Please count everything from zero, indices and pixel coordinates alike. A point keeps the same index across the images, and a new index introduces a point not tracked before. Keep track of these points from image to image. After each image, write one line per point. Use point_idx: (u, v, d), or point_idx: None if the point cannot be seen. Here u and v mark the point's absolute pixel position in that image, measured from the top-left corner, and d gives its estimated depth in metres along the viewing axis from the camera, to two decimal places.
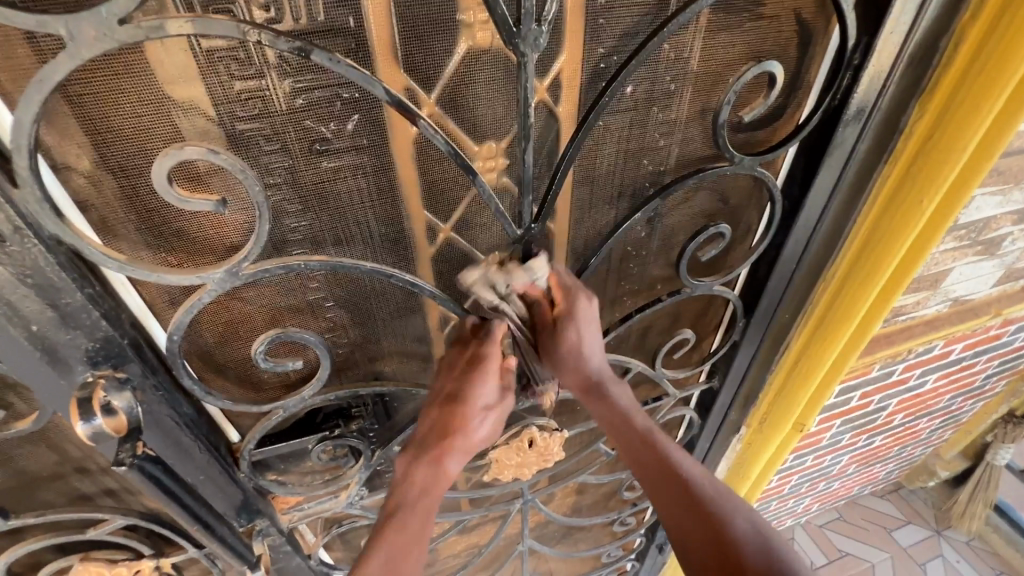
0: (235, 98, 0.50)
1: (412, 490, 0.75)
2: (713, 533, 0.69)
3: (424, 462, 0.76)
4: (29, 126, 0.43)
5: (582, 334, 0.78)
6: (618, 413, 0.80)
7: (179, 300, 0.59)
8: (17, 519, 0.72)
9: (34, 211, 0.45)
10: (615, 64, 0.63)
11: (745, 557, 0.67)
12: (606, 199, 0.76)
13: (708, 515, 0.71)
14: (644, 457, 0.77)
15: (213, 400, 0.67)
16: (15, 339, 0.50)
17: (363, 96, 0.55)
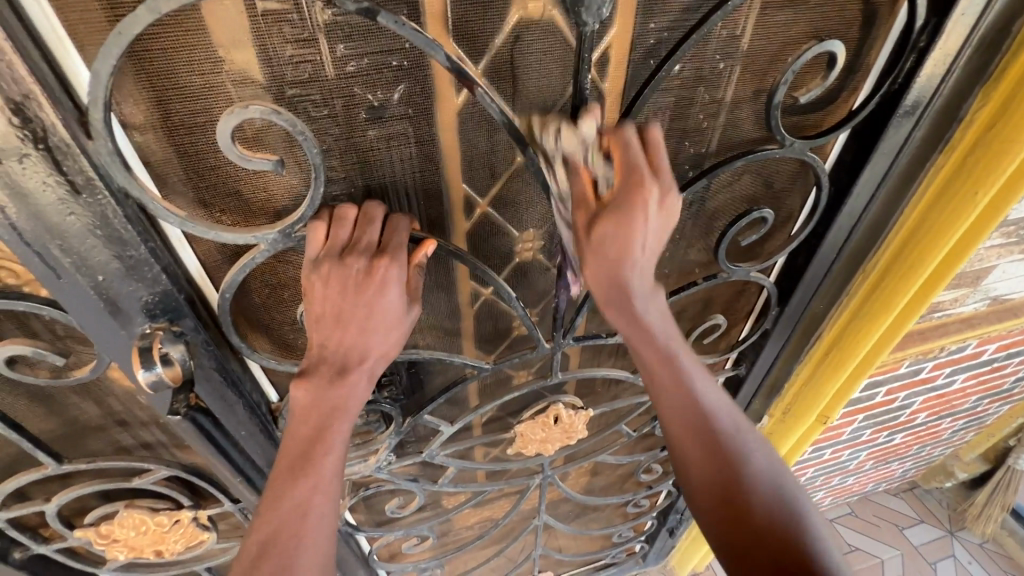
0: (288, 61, 0.51)
1: (308, 422, 0.56)
2: (732, 489, 0.61)
3: (316, 387, 0.57)
4: (106, 79, 0.43)
5: (634, 235, 0.59)
6: (659, 347, 0.64)
7: (234, 257, 0.60)
8: (71, 463, 0.76)
9: (106, 163, 0.46)
10: (666, 40, 0.61)
11: (758, 513, 0.60)
12: None
13: (728, 466, 0.62)
14: (675, 399, 0.64)
15: (258, 359, 0.69)
16: (81, 287, 0.52)
17: (416, 52, 0.54)
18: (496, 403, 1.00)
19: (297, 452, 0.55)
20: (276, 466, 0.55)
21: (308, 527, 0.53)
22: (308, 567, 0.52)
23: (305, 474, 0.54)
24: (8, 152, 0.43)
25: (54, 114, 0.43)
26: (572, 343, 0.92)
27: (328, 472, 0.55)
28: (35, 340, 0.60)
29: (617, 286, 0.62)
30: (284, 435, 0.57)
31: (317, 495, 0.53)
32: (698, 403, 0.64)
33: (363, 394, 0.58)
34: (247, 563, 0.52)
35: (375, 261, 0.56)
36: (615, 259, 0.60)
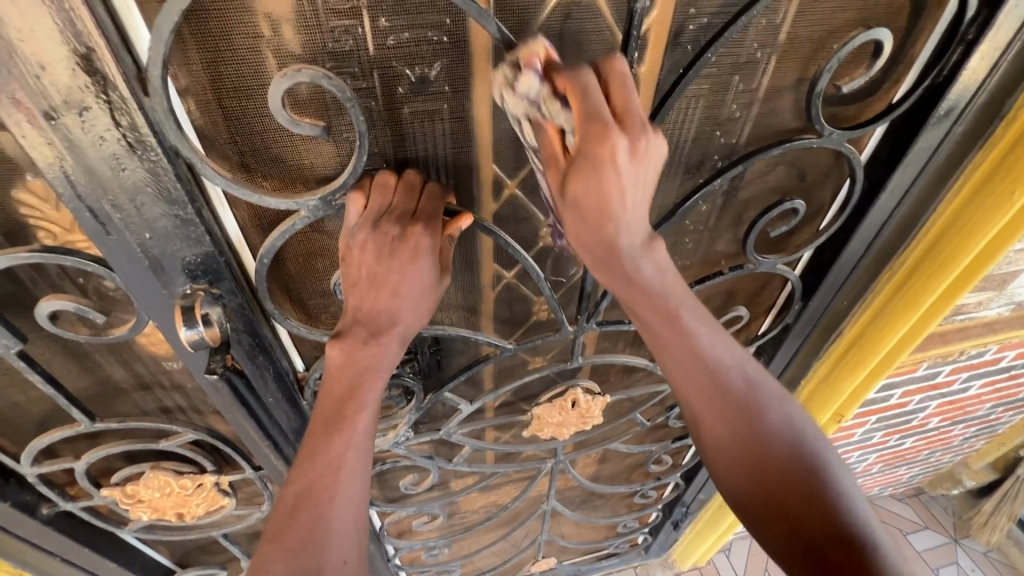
0: (333, 32, 0.51)
1: (342, 380, 0.59)
2: (749, 454, 0.57)
3: (351, 346, 0.59)
4: (168, 36, 0.43)
5: (609, 188, 0.51)
6: (661, 305, 0.58)
7: (274, 223, 0.61)
8: (102, 422, 0.78)
9: (161, 121, 0.46)
10: (705, 26, 0.61)
11: (773, 464, 0.56)
12: (675, 170, 0.75)
13: (743, 419, 0.58)
14: (682, 361, 0.59)
15: (289, 327, 0.71)
16: (129, 245, 0.53)
17: (455, 22, 0.53)
18: (514, 385, 1.01)
19: (332, 411, 0.58)
20: (312, 422, 0.58)
21: (342, 480, 0.54)
22: (341, 518, 0.54)
23: (340, 430, 0.56)
24: (68, 106, 0.43)
25: (115, 70, 0.43)
26: (595, 327, 0.92)
27: (362, 429, 0.57)
28: (79, 297, 0.62)
29: (604, 245, 0.55)
30: (319, 393, 0.60)
31: (351, 452, 0.56)
32: (704, 362, 0.58)
33: (396, 354, 0.60)
34: (284, 512, 0.54)
35: (410, 227, 0.57)
36: (596, 215, 0.53)
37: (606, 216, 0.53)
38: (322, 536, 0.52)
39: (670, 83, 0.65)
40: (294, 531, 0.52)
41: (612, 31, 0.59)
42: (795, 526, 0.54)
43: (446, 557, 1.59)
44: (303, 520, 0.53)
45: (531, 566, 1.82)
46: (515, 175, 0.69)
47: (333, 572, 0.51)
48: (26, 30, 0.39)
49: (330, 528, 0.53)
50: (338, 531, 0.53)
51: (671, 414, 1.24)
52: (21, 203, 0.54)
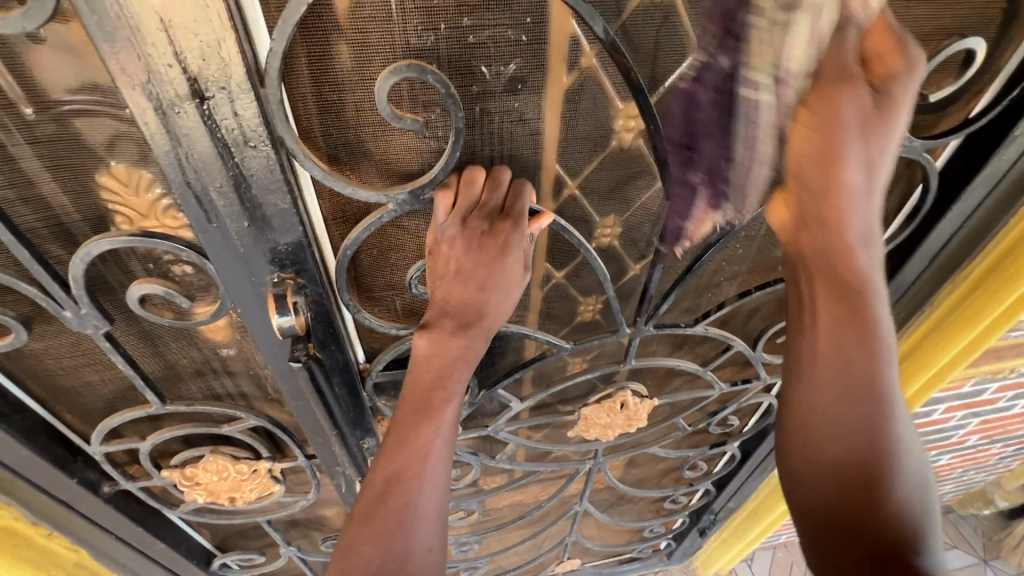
0: (418, 29, 0.51)
1: (429, 370, 0.60)
2: (850, 458, 0.52)
3: (438, 337, 0.61)
4: (291, 27, 0.44)
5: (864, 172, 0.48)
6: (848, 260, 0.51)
7: (357, 218, 0.62)
8: (172, 405, 0.80)
9: (274, 111, 0.48)
10: None
11: (879, 473, 0.51)
12: None
13: (872, 410, 0.52)
14: (839, 325, 0.52)
15: (359, 317, 0.72)
16: (229, 233, 0.54)
17: (537, 21, 0.54)
18: (562, 385, 1.01)
19: (419, 399, 0.59)
20: (400, 410, 0.59)
21: (429, 468, 0.55)
22: (428, 504, 0.54)
23: (428, 419, 0.57)
24: (189, 97, 0.45)
25: (238, 61, 0.44)
26: (652, 330, 0.93)
27: (449, 419, 0.58)
28: (168, 282, 0.63)
29: (818, 153, 0.47)
30: (405, 382, 0.61)
31: (438, 440, 0.57)
32: (870, 339, 0.52)
33: (479, 348, 0.62)
34: (372, 496, 0.55)
35: (498, 225, 0.60)
36: (829, 129, 0.46)
37: (839, 153, 0.47)
38: (410, 522, 0.53)
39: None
40: (382, 514, 0.53)
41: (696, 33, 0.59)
42: (864, 534, 0.50)
43: (474, 553, 1.60)
44: (392, 505, 0.54)
45: (555, 567, 1.83)
46: (586, 175, 0.69)
47: (419, 558, 0.52)
48: (168, 19, 0.41)
49: (416, 514, 0.54)
50: (425, 516, 0.54)
51: (712, 421, 1.23)
52: (119, 189, 0.55)
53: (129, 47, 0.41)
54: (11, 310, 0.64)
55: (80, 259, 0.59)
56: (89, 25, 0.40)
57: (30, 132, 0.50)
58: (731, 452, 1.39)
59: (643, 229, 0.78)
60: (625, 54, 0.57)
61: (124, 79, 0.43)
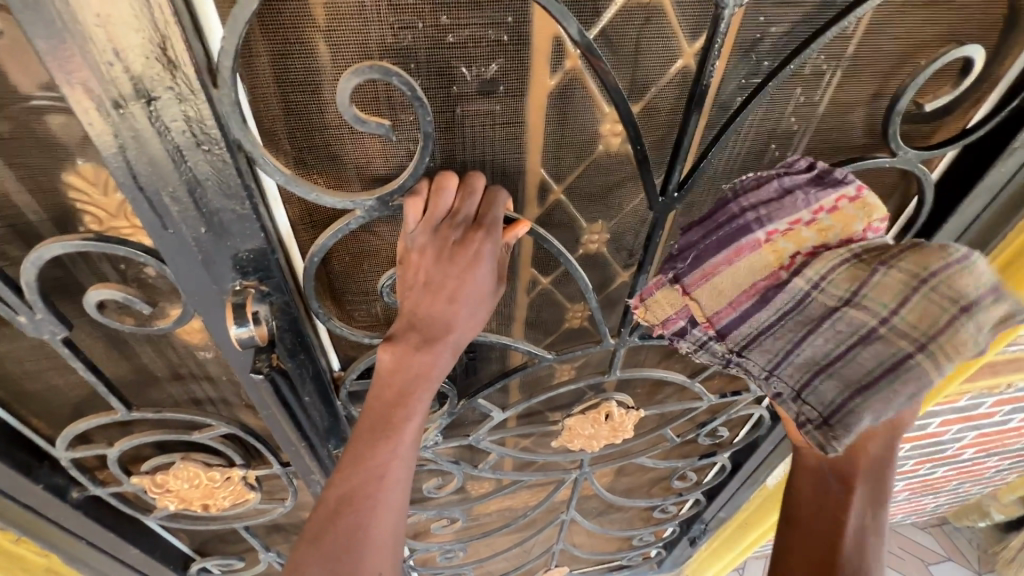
0: (392, 27, 0.49)
1: (391, 385, 0.57)
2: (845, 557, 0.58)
3: (403, 351, 0.57)
4: (242, 26, 0.42)
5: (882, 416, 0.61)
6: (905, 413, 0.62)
7: (326, 222, 0.60)
8: (139, 411, 0.78)
9: (226, 113, 0.45)
10: (773, 34, 0.58)
11: None
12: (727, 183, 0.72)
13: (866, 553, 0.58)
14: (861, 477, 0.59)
15: (330, 325, 0.69)
16: (185, 238, 0.52)
17: (517, 20, 0.51)
18: (546, 395, 0.99)
19: (379, 416, 0.56)
20: (359, 427, 0.56)
21: (384, 490, 0.53)
22: (381, 527, 0.52)
23: (386, 438, 0.54)
24: (134, 96, 0.42)
25: (186, 60, 0.41)
26: (637, 340, 0.90)
27: (408, 438, 0.55)
28: (128, 287, 0.61)
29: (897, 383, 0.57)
30: (368, 397, 0.58)
31: (396, 461, 0.54)
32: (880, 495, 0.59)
33: (446, 364, 0.59)
34: (324, 516, 0.52)
35: (470, 235, 0.57)
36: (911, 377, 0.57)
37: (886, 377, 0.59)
38: (361, 545, 0.51)
39: (736, 92, 0.62)
40: (333, 536, 0.51)
41: (684, 35, 0.56)
42: None
43: (459, 560, 1.58)
44: (342, 528, 0.51)
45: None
46: (569, 181, 0.67)
47: None
48: (105, 15, 0.38)
49: (367, 538, 0.52)
50: (377, 540, 0.52)
51: (702, 432, 1.20)
52: (77, 187, 0.53)
53: (65, 43, 0.39)
54: None
55: (32, 262, 0.56)
56: (21, 15, 0.37)
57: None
58: (722, 463, 1.37)
59: (628, 238, 0.76)
60: (603, 58, 0.54)
61: (63, 75, 0.41)
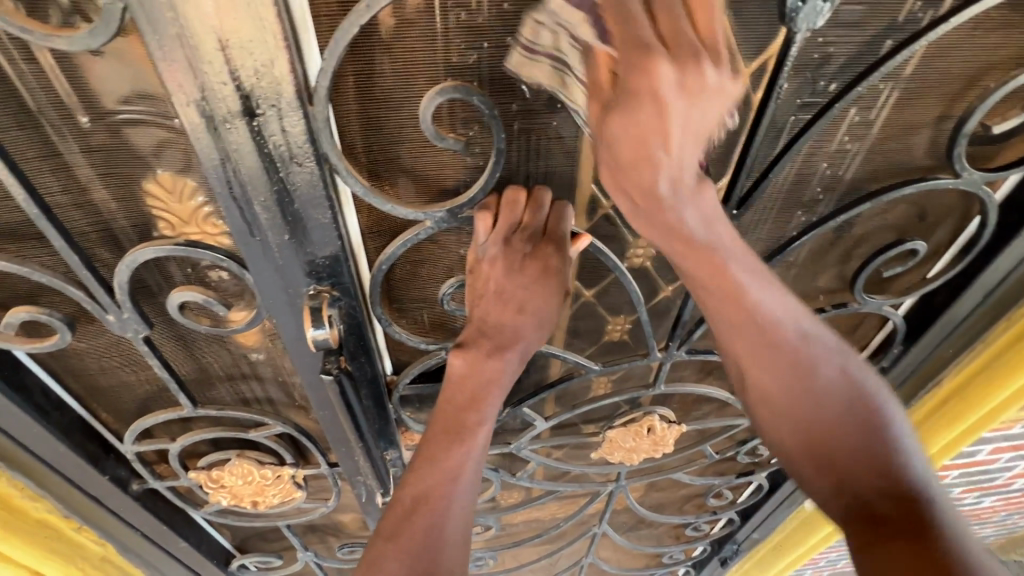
0: (460, 46, 0.51)
1: (463, 391, 0.62)
2: (798, 372, 0.55)
3: (475, 356, 0.63)
4: (342, 49, 0.45)
5: (652, 129, 0.45)
6: (710, 256, 0.53)
7: (394, 233, 0.62)
8: (203, 408, 0.82)
9: (319, 129, 0.48)
10: (831, 55, 0.58)
11: (831, 415, 0.54)
12: (779, 201, 0.72)
13: (796, 361, 0.55)
14: (722, 308, 0.55)
15: (390, 330, 0.72)
16: (269, 245, 0.55)
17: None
18: (588, 405, 1.00)
19: (451, 420, 0.61)
20: (433, 429, 0.62)
21: (458, 491, 0.57)
22: (456, 523, 0.56)
23: (461, 441, 0.60)
24: (240, 114, 0.45)
25: (289, 80, 0.44)
26: (683, 354, 0.90)
27: (479, 442, 0.60)
28: (206, 290, 0.64)
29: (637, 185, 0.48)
30: (439, 402, 0.63)
31: (469, 462, 0.59)
32: (742, 299, 0.54)
33: (513, 370, 0.64)
34: (400, 514, 0.56)
35: (539, 249, 0.62)
36: (631, 156, 0.47)
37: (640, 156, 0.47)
38: (437, 541, 0.54)
39: (792, 111, 0.62)
40: (412, 531, 0.54)
41: (743, 56, 0.57)
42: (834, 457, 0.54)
43: (488, 568, 1.59)
44: (419, 524, 0.55)
45: None
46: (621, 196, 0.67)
47: None
48: (221, 39, 0.41)
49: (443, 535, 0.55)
50: (453, 536, 0.55)
51: (742, 449, 1.19)
52: (162, 196, 0.56)
53: (185, 66, 0.42)
54: (58, 311, 0.64)
55: (125, 265, 0.60)
56: (148, 42, 0.41)
57: (80, 141, 0.52)
58: (759, 482, 1.35)
59: None
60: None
61: (179, 96, 0.44)
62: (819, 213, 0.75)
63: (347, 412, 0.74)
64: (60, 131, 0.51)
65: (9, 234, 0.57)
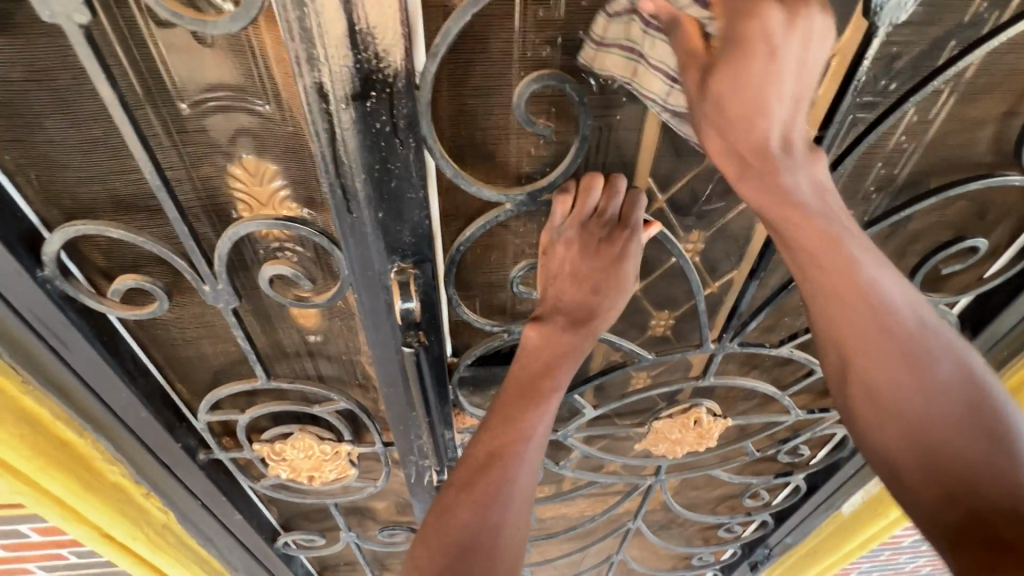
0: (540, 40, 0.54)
1: (538, 359, 0.67)
2: (913, 364, 0.54)
3: (551, 330, 0.67)
4: (453, 34, 0.50)
5: (763, 77, 0.48)
6: (878, 326, 0.55)
7: (469, 217, 0.66)
8: (276, 381, 0.86)
9: (422, 111, 0.53)
10: (895, 54, 0.60)
11: (940, 404, 0.54)
12: (836, 197, 0.73)
13: (912, 349, 0.54)
14: (834, 285, 0.55)
15: (458, 309, 0.75)
16: (364, 223, 0.59)
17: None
18: (635, 396, 1.02)
19: (526, 383, 0.66)
20: (508, 391, 0.66)
21: (529, 450, 0.62)
22: (522, 483, 0.61)
23: (535, 404, 0.64)
24: (353, 96, 0.50)
25: (401, 65, 0.49)
26: (736, 346, 0.91)
27: (551, 405, 0.65)
28: (294, 265, 0.69)
29: (754, 146, 0.51)
30: (513, 366, 0.68)
31: (541, 425, 0.64)
32: (857, 277, 0.54)
33: (586, 346, 0.68)
34: (474, 465, 0.61)
35: (616, 234, 0.65)
36: (750, 108, 0.49)
37: (761, 106, 0.49)
38: (506, 495, 0.60)
39: (853, 111, 0.64)
40: (483, 485, 0.60)
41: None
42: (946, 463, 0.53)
43: None
44: (492, 477, 0.60)
45: None
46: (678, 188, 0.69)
47: (511, 525, 0.59)
48: (341, 29, 0.46)
49: (512, 489, 0.61)
50: (520, 495, 0.61)
51: (783, 448, 1.19)
52: (245, 179, 0.61)
53: (310, 54, 0.47)
54: (158, 280, 0.69)
55: (227, 239, 0.64)
56: (281, 26, 0.46)
57: (185, 128, 0.57)
58: (797, 484, 1.34)
59: (729, 247, 0.78)
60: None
61: (300, 75, 0.48)
62: (873, 210, 0.76)
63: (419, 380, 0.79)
64: (161, 117, 0.56)
65: (123, 206, 0.63)
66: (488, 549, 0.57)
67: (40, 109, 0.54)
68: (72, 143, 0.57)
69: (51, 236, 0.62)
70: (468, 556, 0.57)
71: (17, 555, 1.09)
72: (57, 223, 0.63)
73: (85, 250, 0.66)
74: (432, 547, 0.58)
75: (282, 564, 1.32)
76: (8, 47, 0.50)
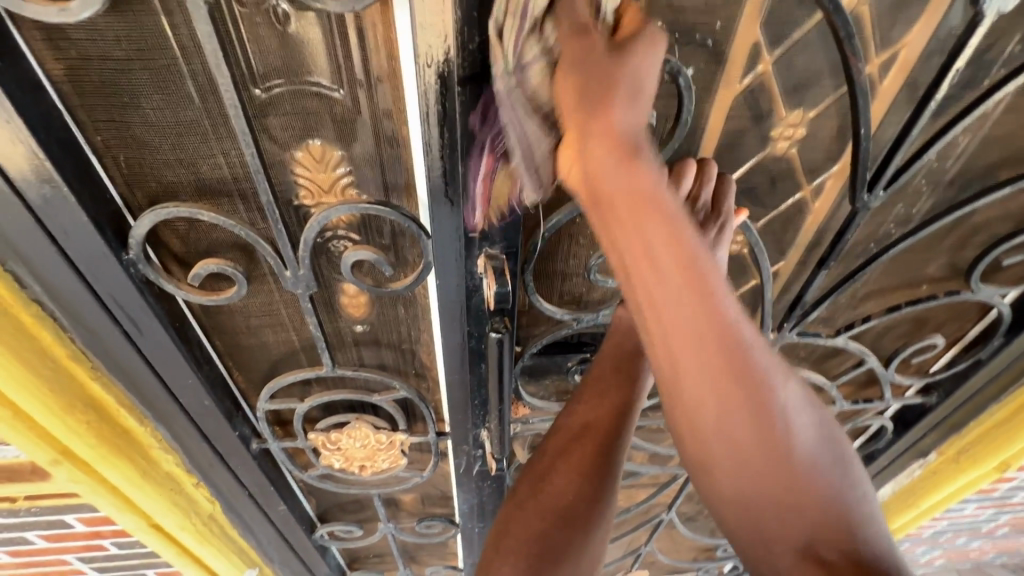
0: None
1: (632, 336, 0.65)
2: (733, 392, 0.43)
3: None
4: None
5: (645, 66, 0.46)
6: (741, 361, 0.43)
7: (555, 204, 0.66)
8: (341, 369, 0.86)
9: None
10: (970, 48, 0.61)
11: (762, 440, 0.44)
12: (897, 190, 0.74)
13: (743, 377, 0.43)
14: (666, 280, 0.43)
15: (534, 297, 0.75)
16: (460, 207, 0.60)
17: (726, 26, 0.57)
18: None
19: (619, 355, 0.65)
20: (600, 364, 0.65)
21: (625, 425, 0.62)
22: (617, 457, 0.62)
23: (630, 378, 0.63)
24: (465, 80, 0.50)
25: None
26: (794, 336, 0.91)
27: (646, 382, 0.64)
28: (376, 250, 0.68)
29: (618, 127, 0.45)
30: (604, 342, 0.67)
31: (635, 399, 0.63)
32: (689, 272, 0.43)
33: None
34: (567, 435, 0.64)
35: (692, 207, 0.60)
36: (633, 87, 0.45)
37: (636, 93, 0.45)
38: (603, 469, 0.61)
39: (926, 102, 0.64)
40: (578, 455, 0.62)
41: (875, 46, 0.60)
42: (751, 495, 0.45)
43: None
44: (586, 448, 0.62)
45: None
46: (744, 173, 0.70)
47: (602, 501, 0.60)
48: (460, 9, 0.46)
49: (609, 463, 0.61)
50: (619, 469, 0.62)
51: None
52: (308, 164, 0.61)
53: (424, 32, 0.47)
54: (239, 265, 0.69)
55: (316, 223, 0.64)
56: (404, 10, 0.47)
57: (266, 113, 0.56)
58: None
59: (790, 237, 0.78)
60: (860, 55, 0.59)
61: (423, 58, 0.49)
62: (929, 202, 0.77)
63: (492, 371, 0.79)
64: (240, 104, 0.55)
65: (206, 190, 0.62)
66: (583, 522, 0.59)
67: (139, 89, 0.53)
68: (165, 125, 0.56)
69: (140, 220, 0.61)
70: (565, 524, 0.59)
71: (57, 546, 1.08)
72: (140, 206, 0.62)
73: (164, 236, 0.65)
74: (530, 512, 0.61)
75: (318, 555, 1.32)
76: (114, 25, 0.49)
